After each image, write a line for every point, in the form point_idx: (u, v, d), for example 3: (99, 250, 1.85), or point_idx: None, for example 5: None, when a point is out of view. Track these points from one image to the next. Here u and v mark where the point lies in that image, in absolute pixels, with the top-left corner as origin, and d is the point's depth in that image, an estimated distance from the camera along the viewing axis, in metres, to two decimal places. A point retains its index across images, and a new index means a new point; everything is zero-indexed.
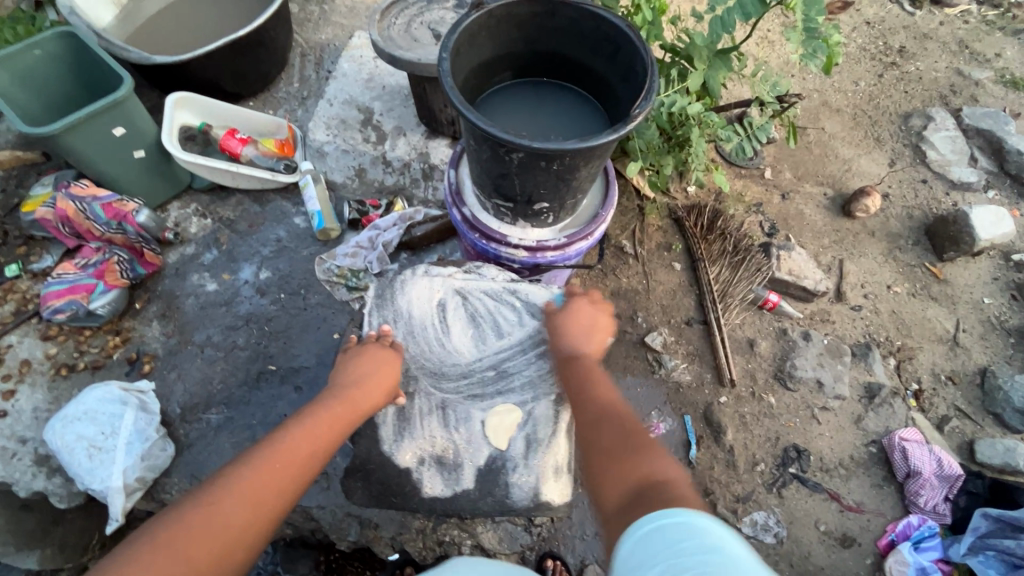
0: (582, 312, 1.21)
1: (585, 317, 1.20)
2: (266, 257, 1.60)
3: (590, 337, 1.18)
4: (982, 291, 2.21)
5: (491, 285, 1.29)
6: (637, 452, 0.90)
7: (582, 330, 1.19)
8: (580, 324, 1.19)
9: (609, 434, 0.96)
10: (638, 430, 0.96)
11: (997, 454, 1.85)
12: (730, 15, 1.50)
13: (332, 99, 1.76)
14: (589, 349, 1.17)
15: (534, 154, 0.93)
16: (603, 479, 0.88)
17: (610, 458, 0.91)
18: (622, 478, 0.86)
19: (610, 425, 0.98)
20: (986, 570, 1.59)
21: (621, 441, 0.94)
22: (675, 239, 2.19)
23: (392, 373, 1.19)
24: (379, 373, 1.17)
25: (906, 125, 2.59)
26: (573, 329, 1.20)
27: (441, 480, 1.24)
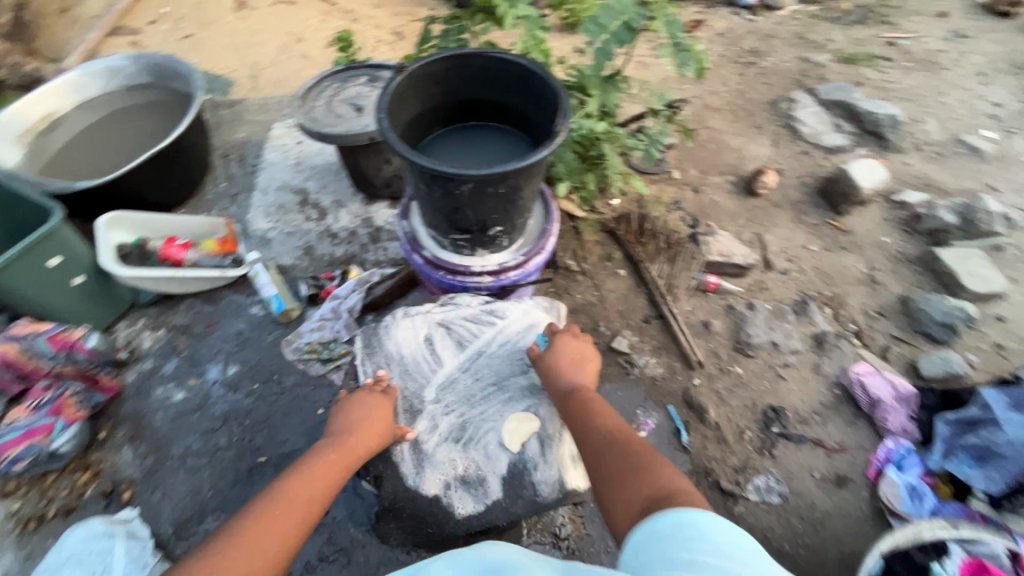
0: (574, 347, 1.27)
1: (577, 351, 1.26)
2: (231, 352, 1.57)
3: (583, 371, 1.24)
4: (880, 232, 2.51)
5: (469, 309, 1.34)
6: (646, 469, 0.95)
7: (573, 365, 1.24)
8: (570, 358, 1.24)
9: (615, 458, 1.00)
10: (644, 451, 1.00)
11: (937, 366, 2.07)
12: (608, 45, 1.72)
13: (266, 188, 1.84)
14: (583, 381, 1.22)
15: (482, 182, 1.02)
16: (619, 500, 0.91)
17: (623, 478, 0.95)
18: (630, 499, 0.90)
19: (617, 448, 1.02)
20: (964, 469, 1.73)
21: (628, 462, 0.98)
22: (613, 248, 2.35)
23: (384, 416, 1.18)
24: (372, 415, 1.17)
25: (776, 110, 2.96)
26: (564, 364, 1.24)
27: (471, 498, 1.20)
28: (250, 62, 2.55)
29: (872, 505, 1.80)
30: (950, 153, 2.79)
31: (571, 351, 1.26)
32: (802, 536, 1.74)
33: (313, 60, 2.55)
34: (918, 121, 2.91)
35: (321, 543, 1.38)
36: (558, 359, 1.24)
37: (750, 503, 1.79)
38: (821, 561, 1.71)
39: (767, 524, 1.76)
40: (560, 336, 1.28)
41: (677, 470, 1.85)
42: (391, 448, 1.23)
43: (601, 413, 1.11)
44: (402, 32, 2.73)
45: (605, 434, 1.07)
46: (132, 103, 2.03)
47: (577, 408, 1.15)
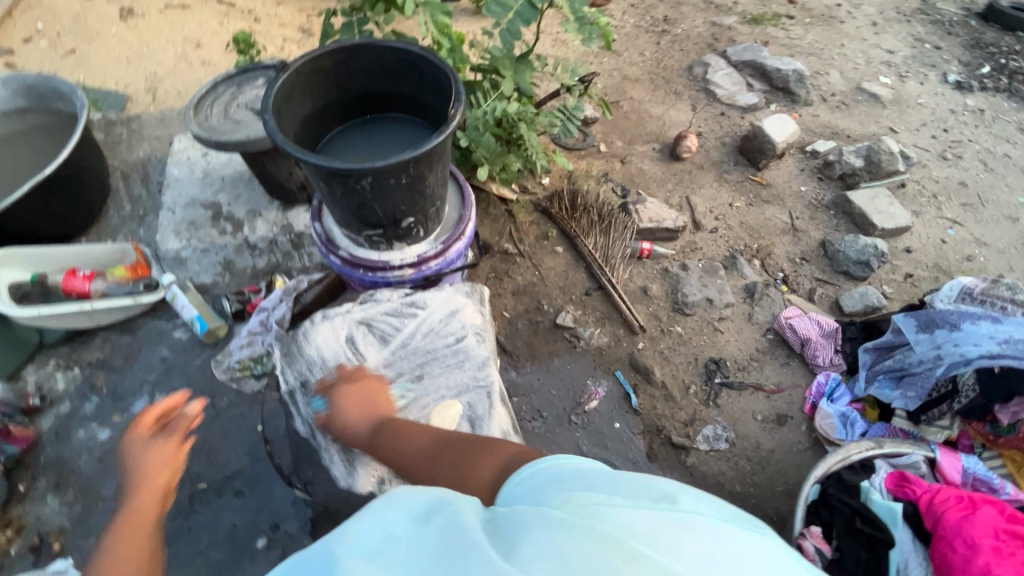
0: (355, 391, 1.15)
1: (359, 394, 1.15)
2: (156, 382, 1.56)
3: (377, 406, 1.14)
4: (797, 182, 2.66)
5: (389, 305, 1.31)
6: (468, 457, 0.89)
7: (364, 406, 1.13)
8: (358, 402, 1.13)
9: (443, 467, 0.91)
10: (465, 442, 0.95)
11: (857, 301, 2.22)
12: (514, 25, 1.71)
13: (173, 207, 1.73)
14: (385, 410, 1.13)
15: (382, 174, 1.02)
16: (465, 499, 0.82)
17: (458, 479, 0.86)
18: (477, 483, 0.82)
19: (436, 460, 0.94)
20: (884, 391, 1.86)
21: (459, 457, 0.91)
22: (548, 227, 2.38)
23: (171, 449, 1.10)
24: (157, 453, 1.08)
25: (692, 76, 3.05)
26: (350, 412, 1.12)
27: None
28: (144, 73, 2.39)
29: (811, 436, 1.93)
30: (852, 102, 2.96)
31: (359, 391, 1.14)
32: (751, 476, 1.85)
33: (216, 66, 2.43)
34: (821, 74, 3.07)
35: (275, 560, 1.36)
36: (345, 413, 1.12)
37: (702, 453, 1.88)
38: (770, 495, 1.82)
39: (719, 470, 1.86)
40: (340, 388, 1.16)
41: (631, 432, 1.92)
42: (321, 456, 1.23)
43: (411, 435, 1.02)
44: (309, 29, 2.64)
45: (429, 445, 0.98)
46: (11, 129, 1.88)
47: (389, 444, 1.04)
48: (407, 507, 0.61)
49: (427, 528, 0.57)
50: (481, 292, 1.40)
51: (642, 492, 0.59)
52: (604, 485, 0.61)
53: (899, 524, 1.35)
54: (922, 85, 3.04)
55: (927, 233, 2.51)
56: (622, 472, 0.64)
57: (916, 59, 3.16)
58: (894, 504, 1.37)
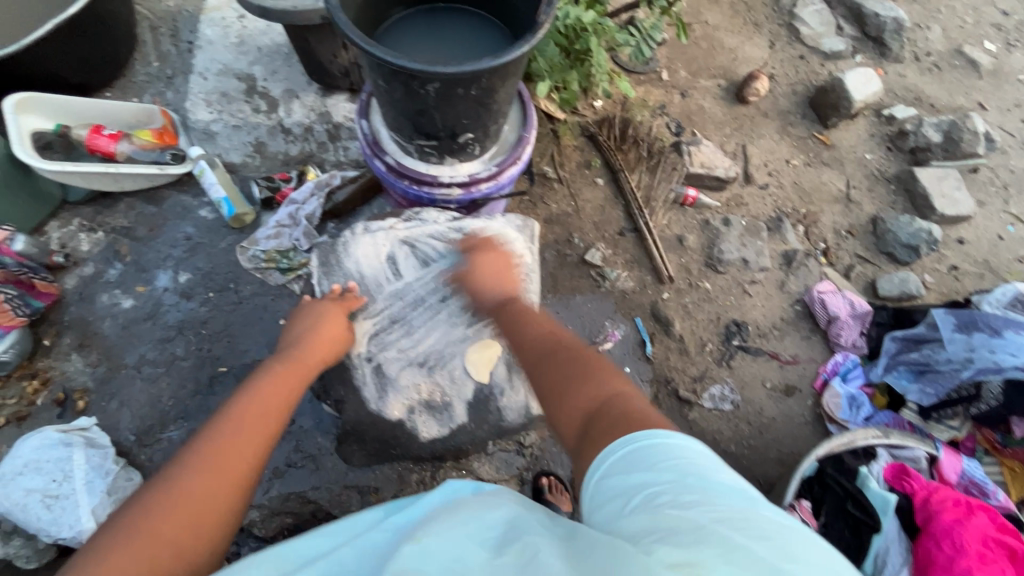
0: (493, 261, 1.24)
1: (496, 265, 1.24)
2: (180, 259, 1.55)
3: (503, 280, 1.23)
4: (865, 149, 2.45)
5: (435, 229, 1.29)
6: (583, 374, 0.89)
7: (495, 276, 1.23)
8: (490, 272, 1.23)
9: (554, 366, 0.94)
10: (583, 359, 0.93)
11: (895, 286, 2.14)
12: None
13: (205, 73, 1.67)
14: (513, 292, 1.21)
15: (451, 82, 0.92)
16: (560, 413, 0.85)
17: (563, 387, 0.88)
18: (574, 408, 0.83)
19: (555, 352, 0.98)
20: (901, 381, 1.84)
21: (569, 365, 0.93)
22: (592, 155, 2.24)
23: (335, 325, 1.19)
24: (323, 326, 1.17)
25: (778, 6, 2.72)
26: (485, 277, 1.23)
27: (436, 423, 1.28)
28: None
29: (814, 412, 1.94)
30: (947, 66, 2.66)
31: (488, 265, 1.23)
32: (747, 438, 1.89)
33: None
34: (922, 27, 2.73)
35: (288, 450, 1.46)
36: (477, 276, 1.23)
37: (704, 409, 1.90)
38: (762, 460, 1.87)
39: (716, 428, 1.89)
40: (484, 252, 1.26)
41: (639, 379, 1.93)
42: (353, 373, 1.27)
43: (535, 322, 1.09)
44: None
45: (542, 341, 1.03)
46: None
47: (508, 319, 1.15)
48: (479, 526, 0.65)
49: (504, 560, 0.58)
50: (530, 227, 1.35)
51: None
52: (723, 548, 0.51)
53: (889, 514, 1.38)
54: None
55: (986, 226, 2.35)
56: (743, 523, 0.55)
57: None
58: (890, 495, 1.39)
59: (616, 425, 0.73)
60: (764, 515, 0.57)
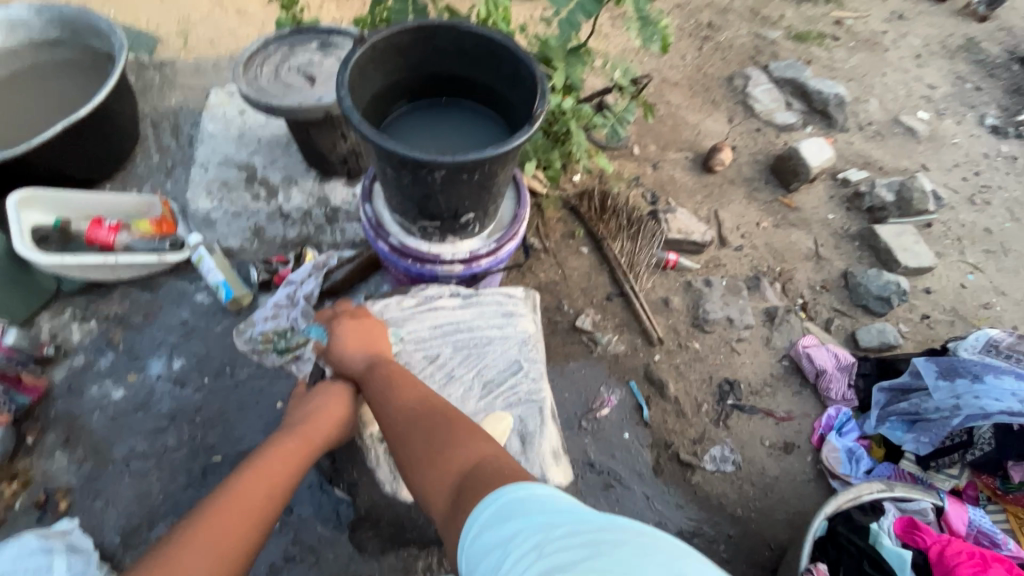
0: (357, 328, 1.25)
1: (362, 331, 1.25)
2: (175, 344, 1.55)
3: (368, 347, 1.23)
4: (826, 210, 2.62)
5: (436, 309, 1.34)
6: (451, 436, 0.95)
7: (362, 343, 1.24)
8: (359, 336, 1.24)
9: (421, 431, 0.99)
10: (458, 418, 1.00)
11: (874, 337, 2.21)
12: (574, 16, 1.70)
13: (207, 163, 1.79)
14: (381, 359, 1.21)
15: (457, 169, 0.98)
16: (430, 481, 0.90)
17: (436, 450, 0.94)
18: (444, 474, 0.89)
19: (424, 417, 1.02)
20: (895, 433, 1.86)
21: (436, 427, 0.99)
22: (575, 225, 2.35)
23: (344, 406, 1.21)
24: (331, 405, 1.19)
25: (732, 87, 3.00)
26: (351, 344, 1.23)
27: None
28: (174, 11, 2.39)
29: (815, 468, 1.93)
30: (888, 133, 2.92)
31: (354, 333, 1.24)
32: (753, 501, 1.85)
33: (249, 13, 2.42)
34: (861, 101, 3.03)
35: (287, 544, 1.40)
36: (344, 344, 1.23)
37: (707, 472, 1.88)
38: (771, 523, 1.82)
39: (722, 492, 1.86)
40: (339, 321, 1.26)
41: (639, 444, 1.91)
42: (366, 454, 1.29)
43: (405, 387, 1.10)
44: None
45: (415, 401, 1.07)
46: (43, 60, 2.00)
47: (382, 383, 1.14)
48: None
49: None
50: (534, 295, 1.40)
51: (623, 569, 0.57)
52: (589, 559, 0.60)
53: (907, 571, 1.36)
54: (959, 125, 3.00)
55: (948, 276, 2.49)
56: (615, 538, 0.62)
57: (956, 97, 3.11)
58: (904, 551, 1.38)
59: (486, 486, 0.80)
60: (620, 524, 0.65)
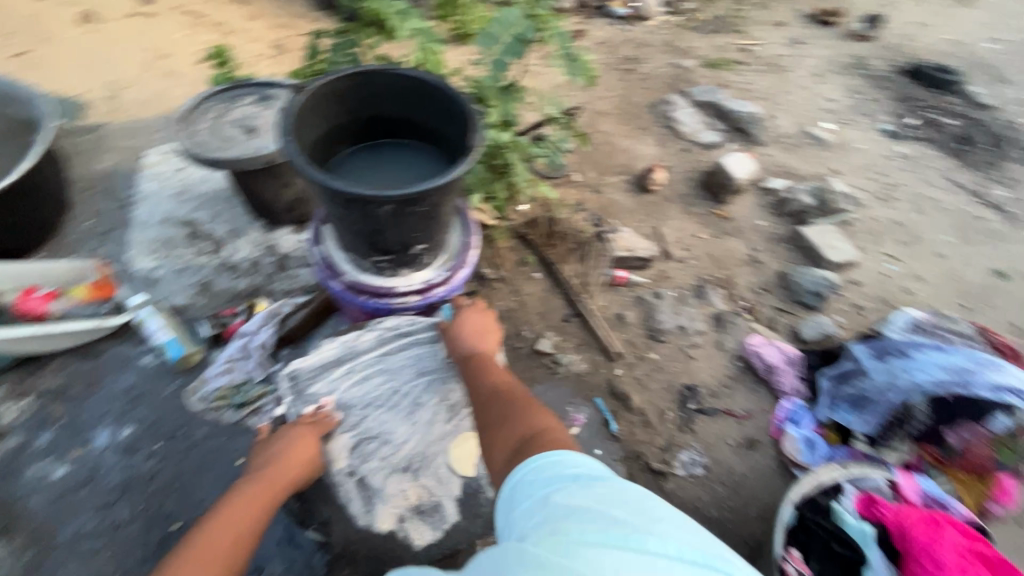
0: (481, 320, 1.37)
1: (481, 324, 1.36)
2: (122, 412, 1.50)
3: (484, 340, 1.34)
4: (756, 217, 2.82)
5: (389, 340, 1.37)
6: (519, 415, 1.07)
7: (479, 333, 1.35)
8: (477, 329, 1.35)
9: (498, 407, 1.12)
10: (530, 405, 1.10)
11: (815, 330, 2.36)
12: (504, 57, 1.83)
13: (146, 222, 1.80)
14: (487, 351, 1.32)
15: (403, 203, 1.02)
16: (496, 441, 1.04)
17: (507, 421, 1.07)
18: (508, 438, 1.02)
19: (501, 400, 1.14)
20: (845, 416, 1.97)
21: (512, 407, 1.11)
22: (526, 253, 2.42)
23: (308, 447, 1.20)
24: (294, 447, 1.19)
25: (657, 112, 3.22)
26: (470, 332, 1.34)
27: (427, 527, 1.30)
28: (104, 81, 2.41)
29: (778, 460, 2.01)
30: (800, 144, 3.20)
31: (477, 322, 1.36)
32: (726, 500, 1.90)
33: (182, 76, 2.44)
34: (773, 117, 3.31)
35: None
36: (462, 328, 1.35)
37: (679, 478, 1.92)
38: (745, 520, 1.87)
39: (696, 496, 1.90)
40: (468, 312, 1.38)
41: (610, 458, 1.95)
42: (336, 491, 1.28)
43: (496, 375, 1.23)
44: (282, 45, 2.75)
45: (494, 387, 1.19)
46: None
47: (478, 367, 1.27)
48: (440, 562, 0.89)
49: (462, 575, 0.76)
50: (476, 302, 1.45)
51: (616, 531, 0.71)
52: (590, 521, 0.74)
53: (871, 544, 1.43)
54: (860, 132, 3.32)
55: (871, 267, 2.71)
56: (614, 500, 0.76)
57: (854, 108, 3.46)
58: (866, 526, 1.45)
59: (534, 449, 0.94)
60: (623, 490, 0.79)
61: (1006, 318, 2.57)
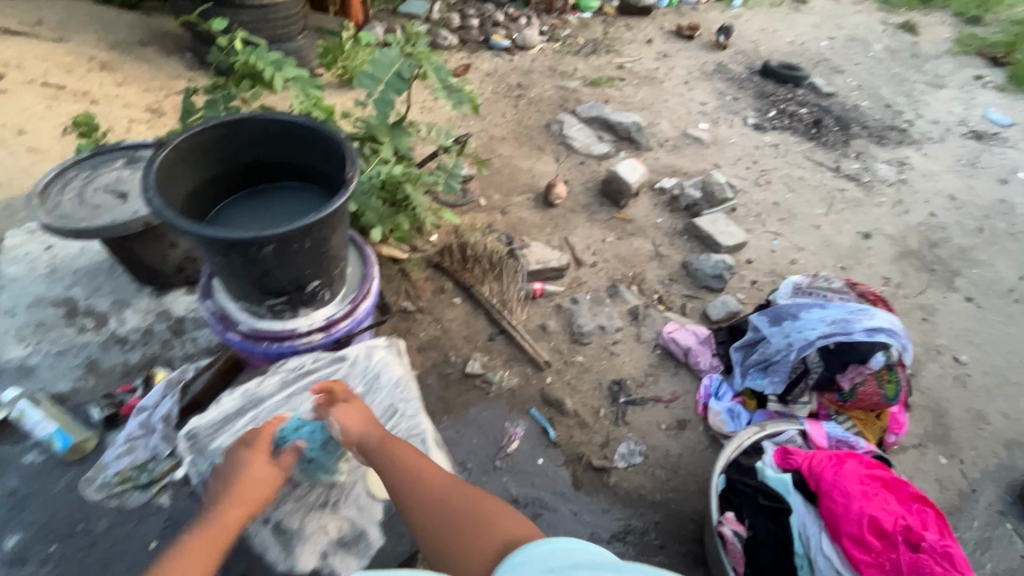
0: (366, 413, 1.23)
1: (369, 417, 1.22)
2: (5, 519, 1.38)
3: (381, 430, 1.21)
4: (654, 215, 3.04)
5: (291, 381, 1.32)
6: (477, 519, 1.01)
7: (370, 426, 1.21)
8: (367, 422, 1.21)
9: (449, 512, 1.04)
10: (480, 502, 1.05)
11: (721, 310, 2.55)
12: (386, 95, 1.88)
13: (13, 309, 1.70)
14: (389, 438, 1.20)
15: (284, 241, 1.03)
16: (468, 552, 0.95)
17: (467, 529, 0.99)
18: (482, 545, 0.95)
19: (451, 501, 1.06)
20: (756, 381, 2.15)
21: (463, 509, 1.04)
22: (443, 280, 2.45)
23: (257, 480, 1.10)
24: (242, 485, 1.09)
25: (551, 132, 3.41)
26: (361, 424, 1.20)
27: (353, 556, 1.27)
28: None
29: (708, 435, 2.13)
30: (682, 145, 3.51)
31: (364, 415, 1.22)
32: (666, 482, 1.99)
33: (46, 151, 2.30)
34: (654, 124, 3.61)
35: None
36: (352, 423, 1.19)
37: (621, 471, 1.99)
38: (686, 497, 1.96)
39: (639, 484, 1.97)
40: (352, 402, 1.22)
41: (553, 465, 1.98)
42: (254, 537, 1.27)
43: (422, 469, 1.13)
44: (159, 107, 2.66)
45: (434, 484, 1.10)
46: None
47: (395, 462, 1.14)
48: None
49: None
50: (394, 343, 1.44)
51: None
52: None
53: (792, 491, 1.55)
54: (731, 128, 3.70)
55: (760, 245, 2.99)
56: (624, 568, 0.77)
57: (723, 108, 3.85)
58: (784, 475, 1.57)
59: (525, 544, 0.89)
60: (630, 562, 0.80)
61: (878, 271, 2.91)
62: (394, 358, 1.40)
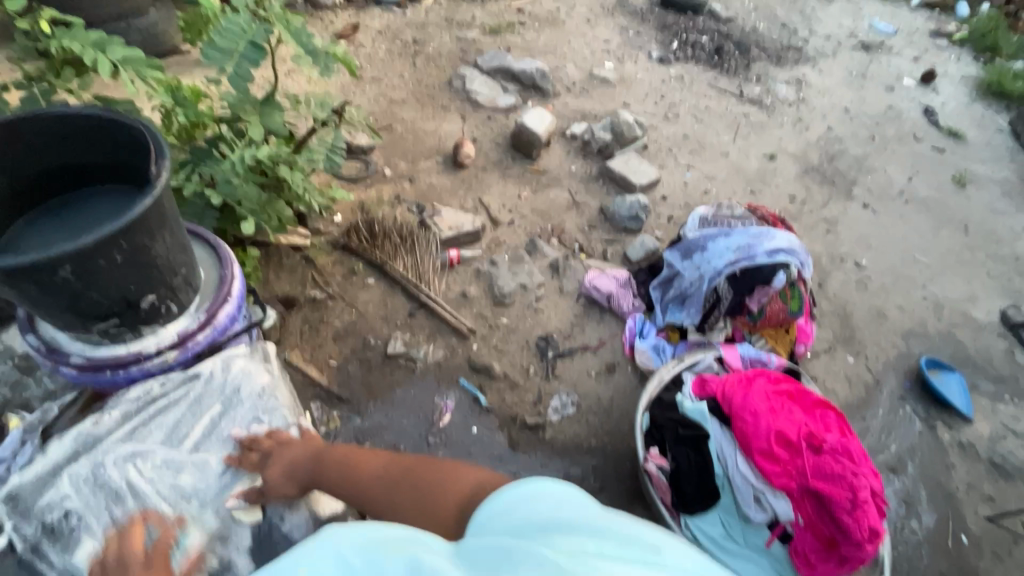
0: (289, 451, 1.21)
1: (292, 452, 1.21)
2: None
3: (312, 453, 1.22)
4: (568, 163, 2.98)
5: (129, 418, 1.24)
6: (432, 485, 1.01)
7: (298, 462, 1.20)
8: (292, 463, 1.20)
9: (406, 490, 1.05)
10: (432, 468, 1.06)
11: (640, 250, 2.57)
12: (240, 68, 1.68)
13: None
14: (324, 457, 1.20)
15: (87, 256, 1.09)
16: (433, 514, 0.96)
17: (425, 496, 1.00)
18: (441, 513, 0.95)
19: (404, 478, 1.07)
20: (675, 315, 2.21)
21: (416, 482, 1.05)
22: (353, 261, 2.32)
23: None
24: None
25: (453, 88, 3.24)
26: (288, 464, 1.19)
27: None
28: None
29: (637, 375, 2.19)
30: (590, 87, 3.43)
31: (289, 457, 1.20)
32: (600, 427, 2.04)
33: None
34: (559, 68, 3.51)
35: None
36: (277, 474, 1.18)
37: (555, 424, 2.01)
38: (619, 438, 2.02)
39: (573, 433, 2.01)
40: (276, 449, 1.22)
41: (488, 431, 1.98)
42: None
43: (367, 464, 1.15)
44: None
45: (381, 472, 1.12)
46: None
47: (337, 474, 1.16)
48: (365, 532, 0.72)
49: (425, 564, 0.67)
50: (263, 348, 1.38)
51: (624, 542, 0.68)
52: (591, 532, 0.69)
53: (708, 418, 1.59)
54: (636, 63, 3.65)
55: (673, 180, 3.01)
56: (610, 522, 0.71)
57: (627, 44, 3.78)
58: (701, 404, 1.62)
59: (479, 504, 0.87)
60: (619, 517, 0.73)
61: (784, 190, 3.02)
62: (256, 365, 1.34)
